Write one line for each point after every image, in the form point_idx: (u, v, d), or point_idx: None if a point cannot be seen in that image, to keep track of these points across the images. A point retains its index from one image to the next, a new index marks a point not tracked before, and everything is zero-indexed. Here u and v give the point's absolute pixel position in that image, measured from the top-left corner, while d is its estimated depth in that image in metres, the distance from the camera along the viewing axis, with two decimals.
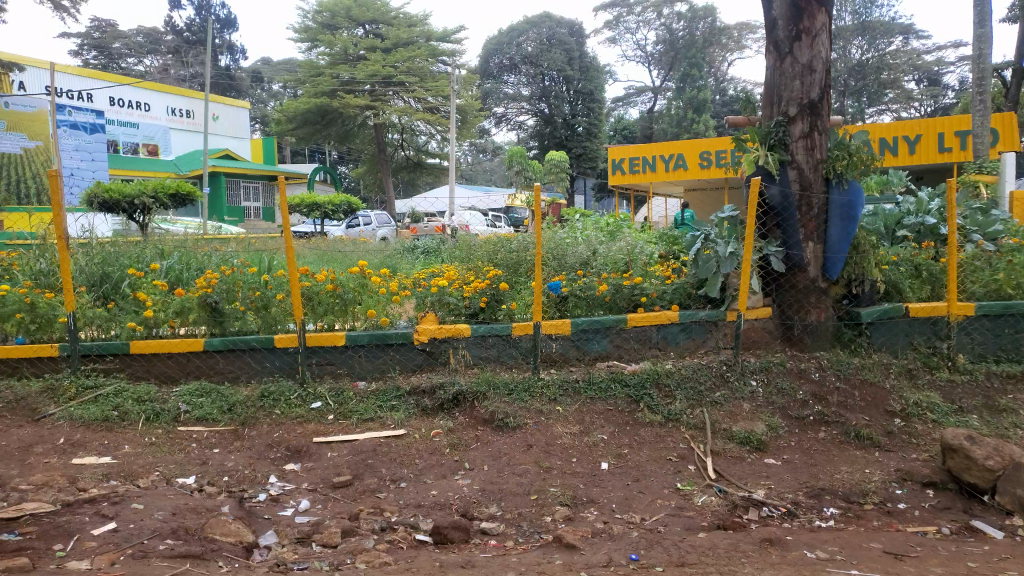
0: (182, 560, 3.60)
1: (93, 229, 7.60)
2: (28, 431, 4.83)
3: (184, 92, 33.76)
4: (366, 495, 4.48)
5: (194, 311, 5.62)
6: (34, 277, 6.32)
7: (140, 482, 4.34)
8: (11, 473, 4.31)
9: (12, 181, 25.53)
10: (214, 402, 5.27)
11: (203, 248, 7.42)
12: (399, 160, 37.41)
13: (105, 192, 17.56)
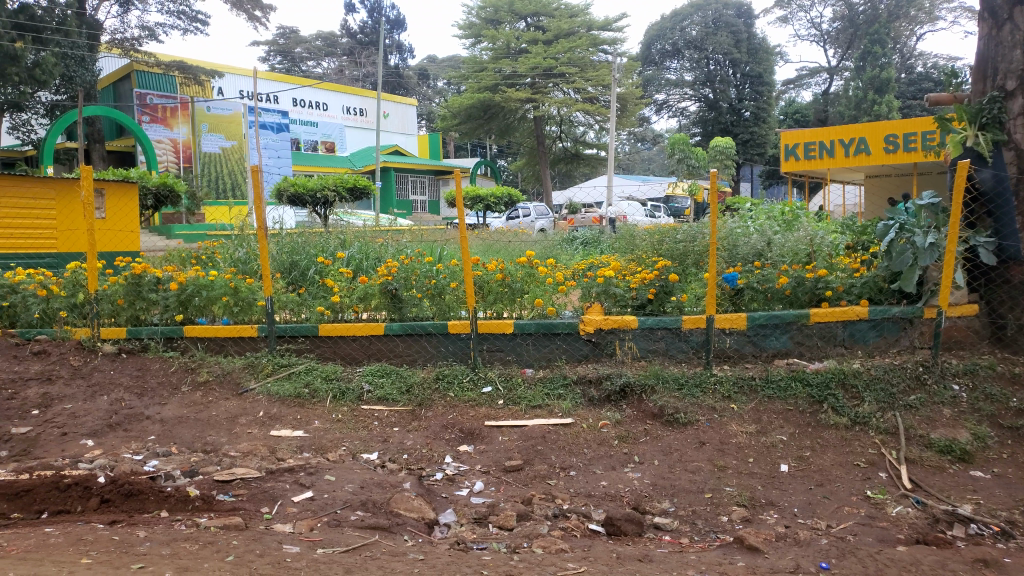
0: (371, 531, 3.81)
1: (282, 221, 8.18)
2: (233, 404, 5.24)
3: (358, 91, 35.82)
4: (538, 480, 4.52)
5: (376, 297, 5.97)
6: (234, 264, 6.88)
7: (329, 455, 4.62)
8: (220, 441, 4.71)
9: (212, 177, 28.22)
10: (394, 383, 5.51)
11: (379, 239, 7.81)
12: (558, 152, 37.74)
13: (292, 186, 18.99)
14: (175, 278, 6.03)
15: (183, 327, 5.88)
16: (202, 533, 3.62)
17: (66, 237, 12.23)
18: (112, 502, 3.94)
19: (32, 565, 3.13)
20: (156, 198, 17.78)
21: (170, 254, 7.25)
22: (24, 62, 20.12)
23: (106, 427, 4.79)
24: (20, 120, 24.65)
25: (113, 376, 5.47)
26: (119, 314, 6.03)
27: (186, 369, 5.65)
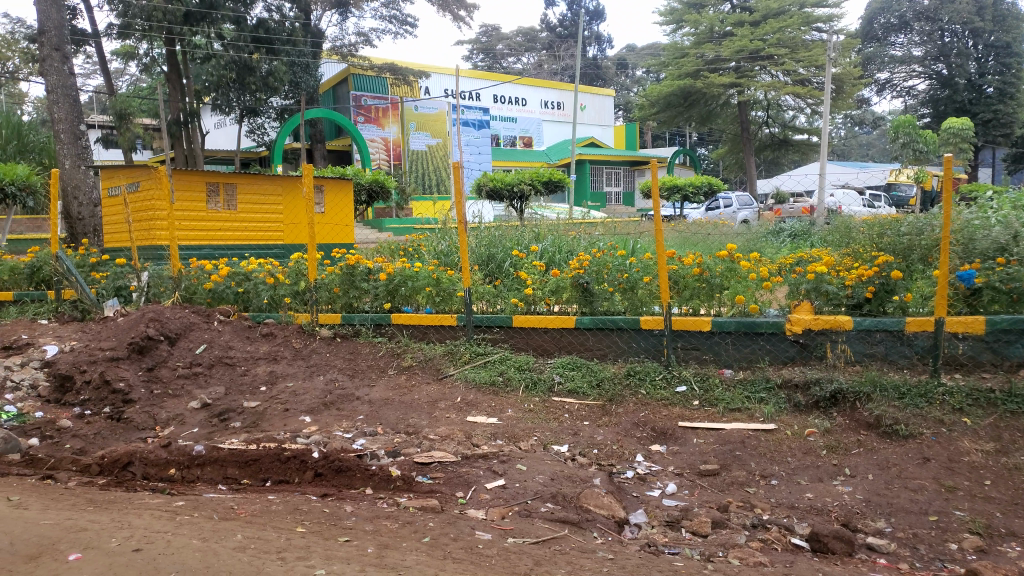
0: (561, 525, 3.79)
1: (482, 215, 8.43)
2: (433, 388, 5.47)
3: (556, 85, 36.32)
4: (735, 487, 4.27)
5: (568, 290, 5.96)
6: (437, 256, 7.19)
7: (521, 444, 4.66)
8: (420, 423, 4.93)
9: (419, 174, 29.81)
10: (585, 376, 5.47)
11: (573, 232, 7.81)
12: (764, 138, 35.95)
13: (491, 181, 19.72)
14: (384, 269, 6.39)
15: (390, 315, 6.22)
16: (402, 512, 3.80)
17: (291, 230, 13.57)
18: (324, 476, 4.26)
19: (257, 529, 3.45)
20: (370, 194, 19.13)
21: (381, 246, 7.70)
22: (259, 72, 22.64)
23: (322, 405, 5.19)
24: (256, 124, 27.63)
25: (329, 357, 5.91)
26: (335, 301, 6.48)
27: (392, 353, 5.98)
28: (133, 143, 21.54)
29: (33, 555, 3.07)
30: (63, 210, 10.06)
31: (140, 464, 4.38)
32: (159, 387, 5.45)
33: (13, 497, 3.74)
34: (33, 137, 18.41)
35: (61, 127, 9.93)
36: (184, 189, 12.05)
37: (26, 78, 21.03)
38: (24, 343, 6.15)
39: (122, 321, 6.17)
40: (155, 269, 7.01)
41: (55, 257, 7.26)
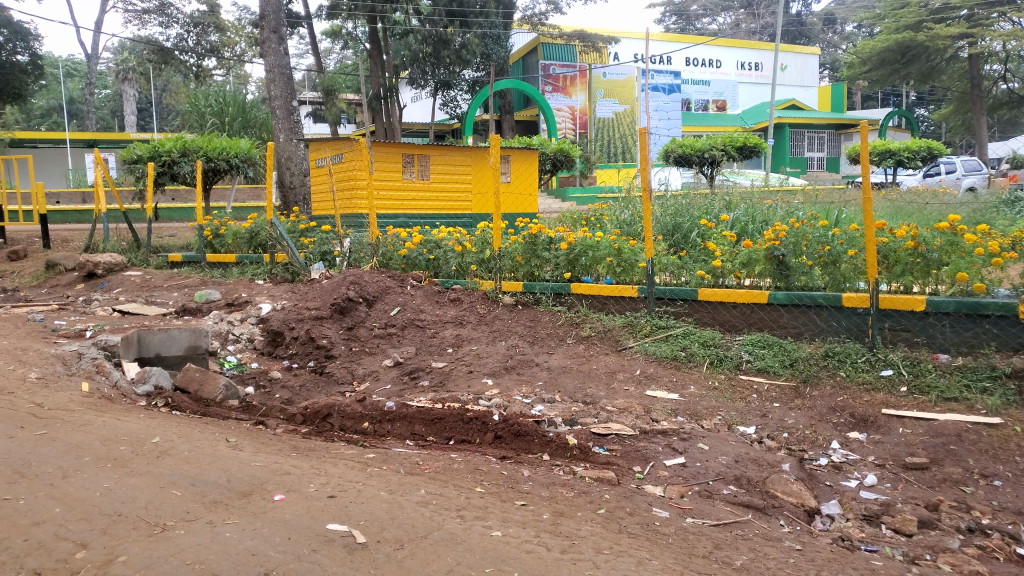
0: (744, 509, 3.60)
1: (668, 183, 8.17)
2: (613, 360, 5.38)
3: (755, 44, 34.40)
4: (948, 485, 3.83)
5: (761, 263, 5.59)
6: (619, 225, 7.05)
7: (704, 422, 4.48)
8: (599, 394, 4.89)
9: (605, 142, 29.41)
10: (776, 355, 5.14)
11: (767, 200, 7.35)
12: (998, 96, 31.76)
13: (680, 147, 19.05)
14: (566, 238, 6.37)
15: (570, 284, 6.16)
16: (578, 481, 3.80)
17: (479, 200, 13.99)
18: (504, 439, 4.34)
19: (439, 485, 3.60)
20: (553, 163, 19.08)
21: (564, 215, 7.70)
22: (453, 45, 23.68)
23: (504, 368, 5.30)
24: (449, 96, 28.49)
25: (511, 324, 5.97)
26: (518, 269, 6.54)
27: (572, 323, 5.94)
28: (339, 118, 22.99)
29: (246, 493, 3.43)
30: (278, 179, 11.02)
31: (338, 417, 4.73)
32: (357, 345, 5.84)
33: (231, 439, 4.17)
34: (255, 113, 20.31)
35: (277, 104, 10.86)
36: (382, 161, 12.75)
37: (251, 60, 23.29)
38: (243, 300, 6.83)
39: (325, 283, 6.67)
40: (355, 236, 7.49)
41: (270, 223, 7.98)
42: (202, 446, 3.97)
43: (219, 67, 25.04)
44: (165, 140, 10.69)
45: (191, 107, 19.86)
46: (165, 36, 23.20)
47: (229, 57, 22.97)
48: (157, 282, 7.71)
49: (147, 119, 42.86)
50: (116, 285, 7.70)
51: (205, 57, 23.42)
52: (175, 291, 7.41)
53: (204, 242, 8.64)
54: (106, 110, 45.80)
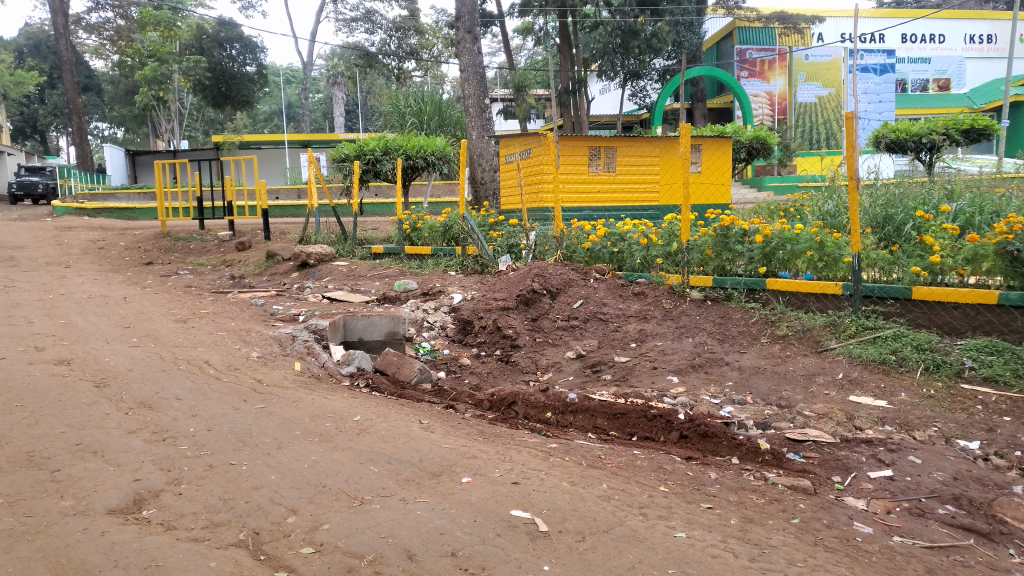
0: (964, 533, 3.23)
1: (879, 170, 7.50)
2: (811, 361, 5.01)
3: (987, 14, 30.71)
4: None
5: (989, 259, 4.98)
6: (822, 217, 6.58)
7: (917, 434, 4.06)
8: (795, 397, 4.60)
9: (806, 129, 27.91)
10: (1007, 364, 4.54)
11: (999, 188, 6.53)
12: None
13: (892, 132, 17.57)
14: (760, 230, 6.01)
15: (766, 280, 5.80)
16: (770, 488, 3.59)
17: (667, 191, 13.69)
18: (690, 439, 4.21)
19: (622, 481, 3.55)
20: (749, 153, 18.17)
21: (758, 206, 7.32)
22: (643, 35, 23.37)
23: (691, 366, 5.14)
24: (638, 87, 28.08)
25: (700, 320, 5.74)
26: (707, 263, 6.27)
27: (766, 321, 5.59)
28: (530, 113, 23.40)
29: (436, 473, 3.59)
30: (470, 175, 11.44)
31: (522, 405, 4.80)
32: (541, 336, 5.92)
33: (424, 421, 4.38)
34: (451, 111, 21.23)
35: (470, 102, 11.28)
36: (569, 155, 12.87)
37: (447, 60, 24.34)
38: (436, 290, 7.16)
39: (512, 275, 6.83)
40: (542, 229, 7.59)
41: (463, 218, 8.31)
42: (398, 426, 4.21)
43: (418, 68, 26.48)
44: (369, 140, 11.45)
45: (393, 108, 21.20)
46: (371, 41, 24.95)
47: (427, 59, 24.23)
48: (361, 271, 8.27)
49: (353, 119, 46.46)
50: (326, 274, 8.37)
51: (405, 60, 24.89)
52: (376, 281, 7.92)
53: (403, 235, 9.11)
54: (319, 113, 50.25)
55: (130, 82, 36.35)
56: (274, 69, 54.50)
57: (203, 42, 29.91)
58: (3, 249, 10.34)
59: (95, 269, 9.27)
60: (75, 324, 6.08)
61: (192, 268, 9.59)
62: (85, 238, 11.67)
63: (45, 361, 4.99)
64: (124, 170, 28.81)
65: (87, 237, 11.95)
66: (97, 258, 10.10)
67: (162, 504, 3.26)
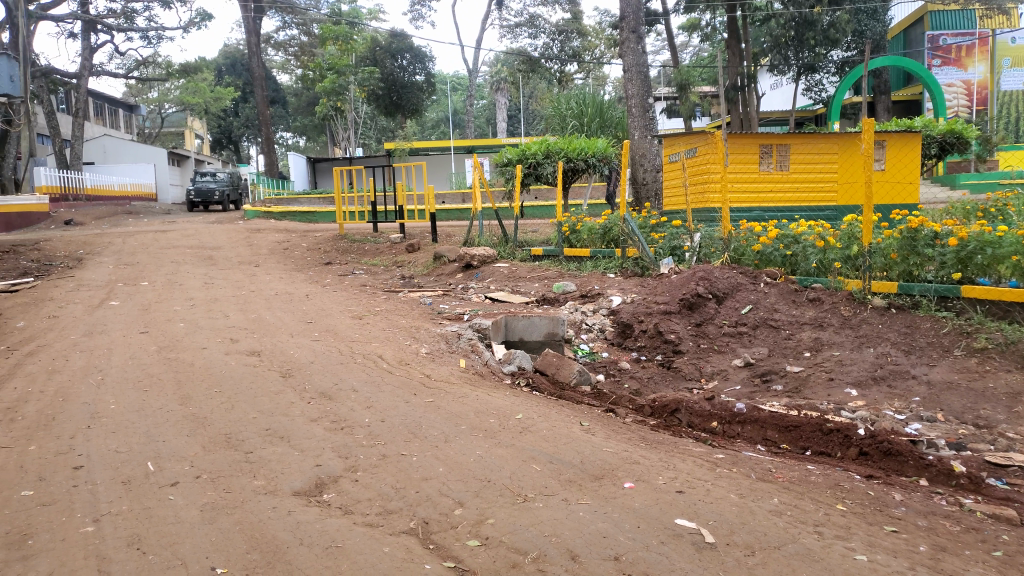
0: None
1: None
2: (1017, 378, 4.48)
3: None
4: None
5: None
6: None
7: None
8: (996, 417, 4.17)
9: (1010, 120, 25.49)
10: None
11: None
12: None
13: None
14: (955, 232, 5.47)
15: (962, 287, 5.30)
16: (966, 515, 3.27)
17: (845, 190, 12.89)
18: (871, 456, 3.94)
19: (795, 496, 3.38)
20: (941, 148, 16.67)
21: (953, 206, 6.69)
22: (820, 26, 22.01)
23: (871, 379, 4.80)
24: (814, 81, 26.43)
25: (882, 329, 5.34)
26: (892, 268, 5.75)
27: (961, 332, 5.08)
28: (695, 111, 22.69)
29: (598, 476, 3.58)
30: (632, 176, 11.36)
31: (685, 413, 4.66)
32: (705, 343, 5.78)
33: (585, 423, 4.38)
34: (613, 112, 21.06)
35: (633, 102, 11.18)
36: (738, 153, 12.40)
37: (609, 61, 24.16)
38: (596, 293, 7.14)
39: (675, 278, 6.67)
40: (707, 230, 7.36)
41: (624, 219, 8.23)
42: (560, 426, 4.24)
43: (581, 71, 26.48)
44: (531, 144, 11.65)
45: (556, 111, 21.40)
46: (534, 46, 25.37)
47: (590, 60, 24.17)
48: (521, 273, 8.42)
49: (515, 124, 47.36)
50: (488, 275, 8.60)
51: (568, 63, 25.05)
52: (536, 282, 8.03)
53: (562, 237, 9.14)
54: (483, 119, 51.68)
55: (311, 94, 39.15)
56: (441, 78, 56.75)
57: (376, 53, 31.80)
58: (204, 250, 11.43)
59: (281, 268, 10.05)
60: (264, 318, 6.62)
61: (367, 268, 10.18)
62: (272, 240, 12.69)
63: (239, 352, 5.47)
64: (306, 176, 30.95)
65: (275, 238, 12.99)
66: (283, 258, 10.96)
67: (341, 489, 3.47)
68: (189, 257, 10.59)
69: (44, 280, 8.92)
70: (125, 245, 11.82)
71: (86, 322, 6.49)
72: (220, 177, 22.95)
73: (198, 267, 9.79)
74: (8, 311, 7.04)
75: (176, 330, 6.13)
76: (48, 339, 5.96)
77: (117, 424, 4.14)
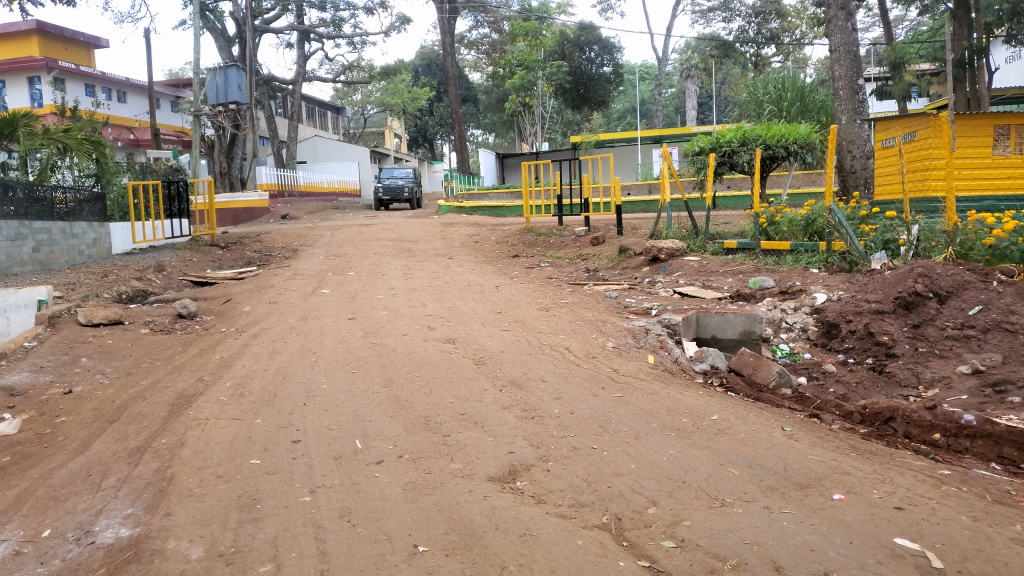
0: None
1: None
2: None
3: None
4: None
5: None
6: None
7: None
8: None
9: None
10: None
11: None
12: None
13: None
14: None
15: None
16: None
17: None
18: None
19: None
20: None
21: None
22: None
23: None
24: None
25: None
26: None
27: None
28: (911, 91, 20.70)
29: (803, 485, 3.35)
30: (838, 163, 10.61)
31: (902, 422, 4.27)
32: (924, 345, 5.26)
33: (786, 428, 4.13)
34: (815, 96, 19.71)
35: (841, 84, 10.44)
36: (966, 136, 11.24)
37: (811, 42, 22.66)
38: (797, 289, 6.71)
39: (889, 274, 6.11)
40: (928, 222, 6.72)
41: (830, 210, 7.67)
42: (759, 430, 4.02)
43: (780, 54, 25.08)
44: (726, 132, 10.88)
45: (752, 97, 20.47)
46: (729, 30, 24.35)
47: (790, 41, 22.80)
48: (713, 267, 8.12)
49: (706, 111, 45.97)
50: (677, 269, 8.38)
51: (766, 45, 23.78)
52: (729, 277, 7.71)
53: (759, 229, 8.60)
54: (672, 108, 50.64)
55: (501, 91, 40.31)
56: (629, 68, 56.39)
57: (565, 47, 32.24)
58: (402, 242, 12.12)
59: (473, 260, 10.41)
60: (458, 307, 6.88)
61: (553, 261, 10.28)
62: (464, 233, 13.20)
63: (436, 339, 5.71)
64: (495, 171, 31.89)
65: (467, 232, 13.51)
66: (474, 250, 11.35)
67: (533, 477, 3.50)
68: (389, 249, 11.26)
69: (266, 269, 9.85)
70: (334, 238, 12.79)
71: (302, 308, 7.08)
72: (405, 172, 23.84)
73: (398, 258, 10.39)
74: (236, 297, 7.84)
75: (380, 317, 6.53)
76: (269, 322, 6.56)
77: (329, 402, 4.47)
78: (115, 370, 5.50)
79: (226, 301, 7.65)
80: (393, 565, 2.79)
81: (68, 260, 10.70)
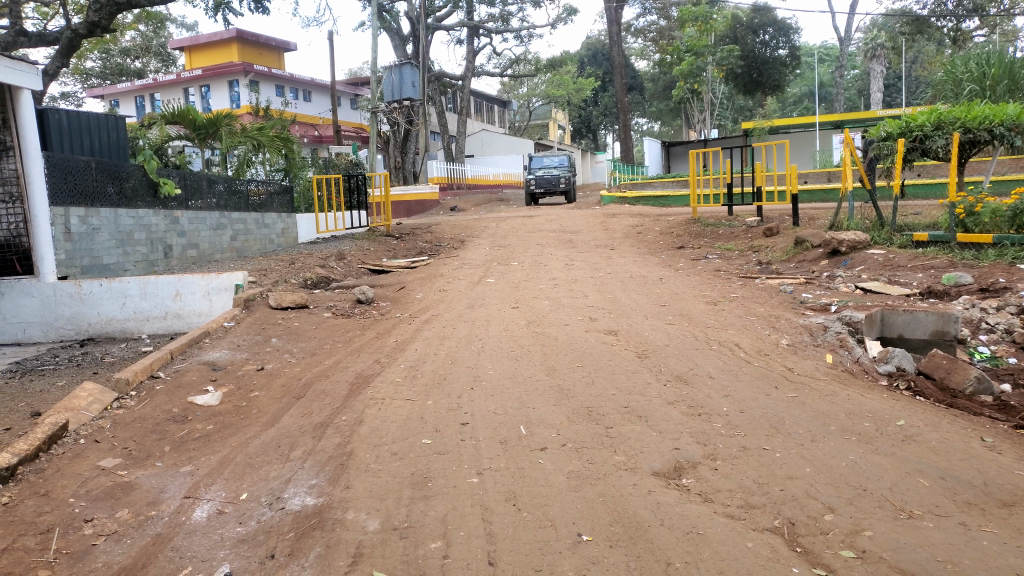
0: None
1: None
2: None
3: None
4: None
5: None
6: None
7: None
8: None
9: None
10: None
11: None
12: None
13: None
14: None
15: None
16: None
17: None
18: None
19: None
20: None
21: None
22: None
23: None
24: None
25: None
26: None
27: None
28: None
29: (1008, 503, 3.04)
30: None
31: None
32: None
33: (987, 439, 3.75)
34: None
35: None
36: None
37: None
38: (1000, 287, 6.09)
39: None
40: None
41: None
42: (954, 440, 3.68)
43: (984, 27, 22.73)
44: (918, 115, 10.01)
45: (949, 76, 18.76)
46: (922, 4, 22.34)
47: (998, 11, 20.54)
48: (900, 261, 7.53)
49: (894, 94, 42.64)
50: (859, 263, 7.85)
51: (967, 18, 21.50)
52: (919, 273, 7.11)
53: (955, 220, 7.86)
54: (856, 91, 47.27)
55: (667, 78, 39.46)
56: (808, 50, 53.42)
57: (738, 31, 31.06)
58: (565, 233, 12.21)
59: (636, 251, 10.30)
60: (620, 299, 6.84)
61: (721, 252, 9.97)
62: (626, 224, 13.08)
63: (598, 330, 5.71)
64: (659, 160, 31.33)
65: (629, 222, 13.37)
66: (637, 242, 11.24)
67: (700, 475, 3.42)
68: (551, 240, 11.38)
69: (436, 259, 10.27)
70: (499, 229, 13.12)
71: (470, 296, 7.33)
72: (563, 163, 23.84)
73: (560, 249, 10.48)
74: (409, 285, 8.24)
75: (543, 307, 6.61)
76: (439, 309, 6.85)
77: (494, 388, 4.59)
78: (301, 351, 5.96)
79: (399, 288, 8.05)
80: (558, 552, 2.82)
81: (261, 248, 11.72)
